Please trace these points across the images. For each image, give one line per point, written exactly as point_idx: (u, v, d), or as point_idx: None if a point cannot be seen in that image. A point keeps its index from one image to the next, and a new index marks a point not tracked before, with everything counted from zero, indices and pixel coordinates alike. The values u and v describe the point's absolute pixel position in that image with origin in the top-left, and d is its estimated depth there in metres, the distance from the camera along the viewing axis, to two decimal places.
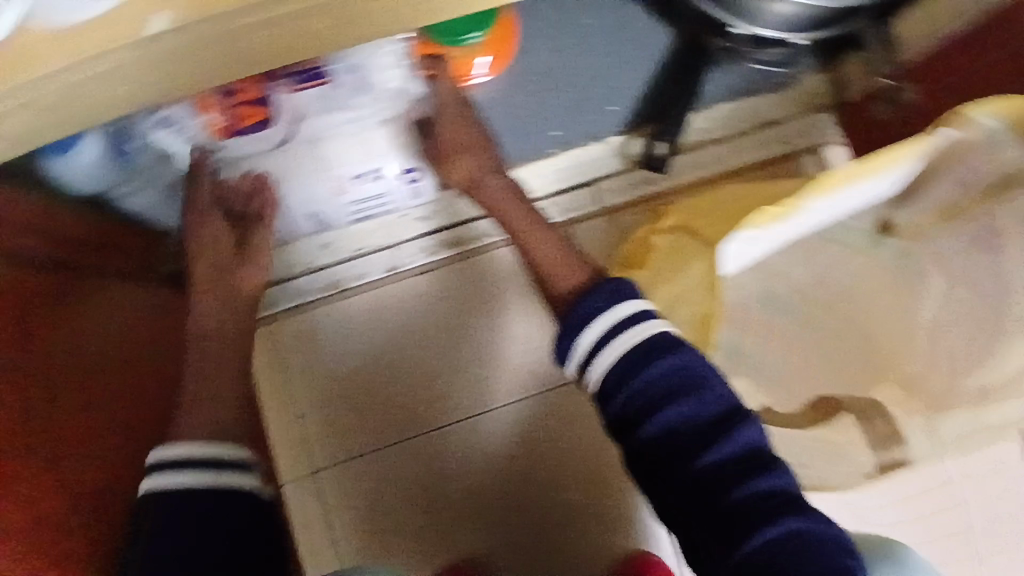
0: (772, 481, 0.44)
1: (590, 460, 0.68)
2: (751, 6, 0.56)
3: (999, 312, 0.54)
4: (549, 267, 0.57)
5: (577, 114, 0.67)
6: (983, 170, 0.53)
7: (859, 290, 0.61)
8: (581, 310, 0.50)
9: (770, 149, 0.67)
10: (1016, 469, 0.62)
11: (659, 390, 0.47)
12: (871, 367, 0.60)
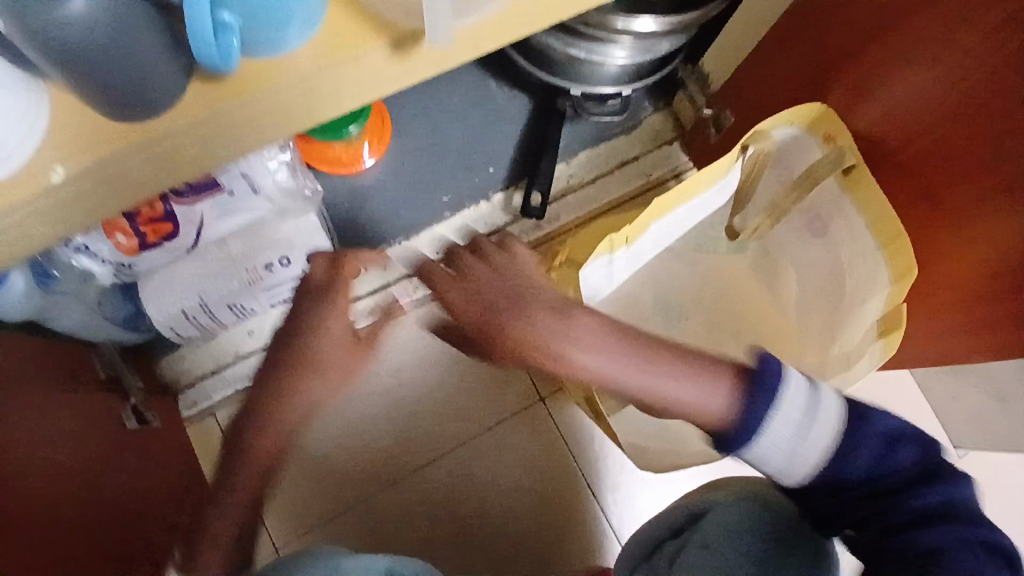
0: (943, 492, 0.43)
1: (536, 483, 0.76)
2: (586, 70, 0.66)
3: (837, 283, 0.65)
4: (702, 412, 0.44)
5: (463, 179, 0.75)
6: (795, 167, 0.63)
7: (721, 284, 0.74)
8: (752, 421, 0.43)
9: (635, 182, 0.78)
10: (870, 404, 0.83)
11: (862, 469, 0.44)
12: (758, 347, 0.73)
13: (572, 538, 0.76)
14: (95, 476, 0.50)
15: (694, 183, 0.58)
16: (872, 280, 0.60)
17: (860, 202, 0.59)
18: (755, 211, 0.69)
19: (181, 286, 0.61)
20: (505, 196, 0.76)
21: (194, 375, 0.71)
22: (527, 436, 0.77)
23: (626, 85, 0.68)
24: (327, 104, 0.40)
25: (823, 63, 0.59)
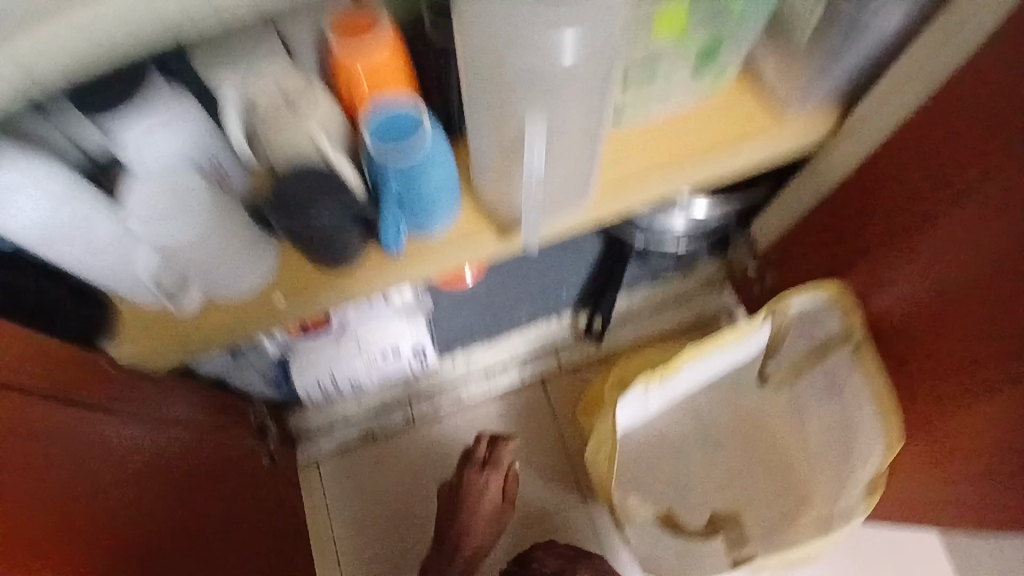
0: None
1: None
2: (648, 228, 0.81)
3: (849, 437, 0.75)
4: None
5: (540, 297, 0.92)
6: (815, 335, 0.76)
7: (756, 417, 0.85)
8: None
9: (686, 316, 0.96)
10: (881, 545, 0.88)
11: None
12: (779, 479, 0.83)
13: None
14: (232, 492, 0.67)
15: (722, 338, 0.73)
16: (870, 444, 0.72)
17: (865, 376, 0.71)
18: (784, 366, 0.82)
19: (320, 360, 0.79)
20: (573, 320, 0.93)
21: (311, 429, 0.90)
22: (568, 523, 0.89)
23: (686, 243, 0.84)
24: (447, 257, 0.58)
25: (844, 254, 0.73)
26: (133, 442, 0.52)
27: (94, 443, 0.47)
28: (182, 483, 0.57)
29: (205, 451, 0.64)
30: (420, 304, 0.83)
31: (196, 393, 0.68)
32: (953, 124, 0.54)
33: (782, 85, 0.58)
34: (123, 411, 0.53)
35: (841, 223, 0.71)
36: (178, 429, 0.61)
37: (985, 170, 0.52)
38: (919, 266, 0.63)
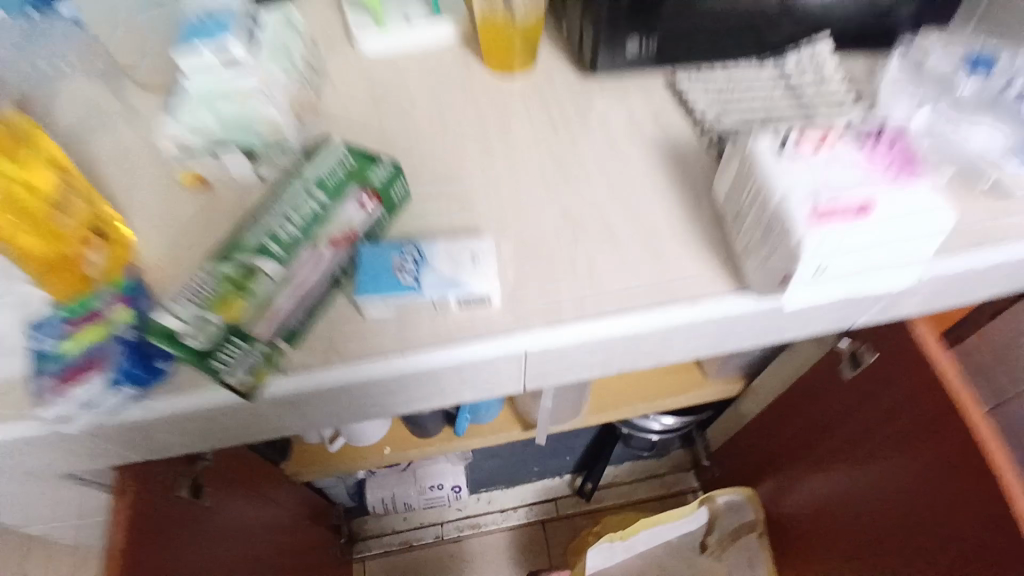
0: None
1: None
2: (629, 428, 1.13)
3: None
4: None
5: (549, 460, 1.22)
6: (741, 519, 1.08)
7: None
8: None
9: (657, 490, 1.27)
10: None
11: None
12: None
13: None
14: (310, 561, 1.00)
15: (668, 515, 1.08)
16: None
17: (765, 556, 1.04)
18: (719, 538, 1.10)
19: (389, 485, 1.14)
20: (570, 477, 1.28)
21: (369, 533, 1.23)
22: None
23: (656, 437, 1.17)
24: (493, 437, 0.94)
25: (761, 470, 1.04)
26: (274, 515, 0.87)
27: (259, 518, 0.81)
28: (285, 547, 0.90)
29: (303, 530, 0.98)
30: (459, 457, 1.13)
31: (309, 497, 1.03)
32: (816, 416, 0.84)
33: (710, 364, 0.94)
34: (279, 499, 0.88)
35: (757, 448, 1.03)
36: (294, 513, 0.95)
37: (833, 450, 0.82)
38: (801, 493, 0.93)
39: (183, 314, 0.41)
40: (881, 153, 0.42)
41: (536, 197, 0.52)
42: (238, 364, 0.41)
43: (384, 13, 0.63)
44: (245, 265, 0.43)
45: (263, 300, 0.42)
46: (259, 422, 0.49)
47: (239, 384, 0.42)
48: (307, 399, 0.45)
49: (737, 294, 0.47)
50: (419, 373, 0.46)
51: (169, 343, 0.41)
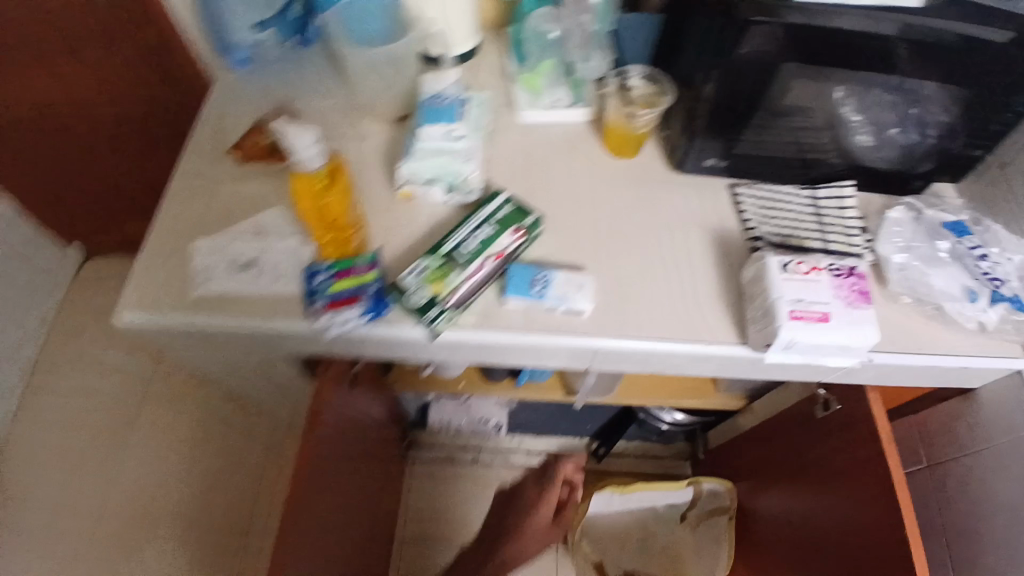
0: None
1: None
2: (647, 414, 1.41)
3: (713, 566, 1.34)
4: None
5: (574, 425, 1.52)
6: (716, 501, 1.37)
7: (674, 541, 1.40)
8: None
9: (656, 468, 1.56)
10: None
11: None
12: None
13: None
14: (383, 450, 1.32)
15: (658, 484, 1.37)
16: (716, 566, 1.34)
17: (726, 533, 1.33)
18: (696, 512, 1.40)
19: (448, 411, 1.45)
20: (587, 440, 1.57)
21: (422, 443, 1.56)
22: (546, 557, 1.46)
23: (666, 426, 1.45)
24: (542, 394, 1.23)
25: (741, 472, 1.31)
26: (375, 410, 1.18)
27: (369, 411, 1.12)
28: (374, 436, 1.23)
29: (386, 427, 1.30)
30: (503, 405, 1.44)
31: (395, 406, 1.35)
32: (792, 442, 1.12)
33: (721, 379, 1.20)
34: (380, 401, 1.20)
35: (742, 454, 1.31)
36: (385, 414, 1.27)
37: (800, 468, 1.10)
38: (768, 494, 1.21)
39: (410, 283, 0.73)
40: (845, 286, 0.71)
41: (625, 251, 0.80)
42: (439, 320, 0.71)
43: (540, 92, 0.89)
44: (443, 261, 0.74)
45: (453, 285, 0.73)
46: (429, 356, 0.78)
47: (431, 329, 0.72)
48: (471, 350, 0.76)
49: (740, 345, 0.75)
50: (540, 349, 0.75)
51: (399, 297, 0.73)
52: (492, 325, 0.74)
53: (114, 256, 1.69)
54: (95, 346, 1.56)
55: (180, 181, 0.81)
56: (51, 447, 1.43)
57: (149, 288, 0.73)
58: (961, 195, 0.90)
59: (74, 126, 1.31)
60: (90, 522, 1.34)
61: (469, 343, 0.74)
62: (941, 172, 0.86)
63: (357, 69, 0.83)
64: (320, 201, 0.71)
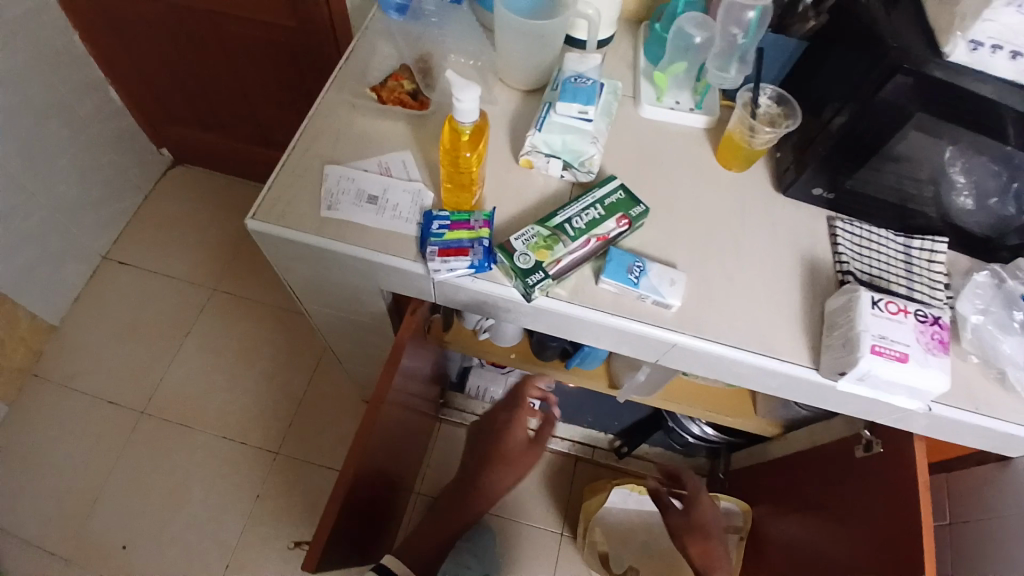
0: None
1: (540, 558, 1.50)
2: (677, 422, 1.44)
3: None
4: None
5: (600, 419, 1.55)
6: (731, 520, 1.40)
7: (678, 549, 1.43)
8: None
9: (673, 477, 1.60)
10: None
11: None
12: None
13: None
14: (425, 402, 1.38)
15: None
16: None
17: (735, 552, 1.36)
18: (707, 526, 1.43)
19: (486, 378, 1.50)
20: (612, 437, 1.60)
21: (454, 405, 1.62)
22: (551, 537, 1.52)
23: (693, 438, 1.48)
24: (585, 380, 1.27)
25: (762, 495, 1.35)
26: (427, 364, 1.24)
27: (422, 365, 1.19)
28: (420, 389, 1.29)
29: (431, 381, 1.37)
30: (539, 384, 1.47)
31: (444, 363, 1.41)
32: (823, 478, 1.15)
33: (761, 403, 1.23)
34: (434, 355, 1.26)
35: (767, 480, 1.34)
36: (434, 368, 1.33)
37: (825, 502, 1.14)
38: (786, 523, 1.25)
39: (517, 247, 0.77)
40: (927, 333, 0.74)
41: (717, 257, 0.84)
42: (535, 285, 0.75)
43: (664, 92, 0.95)
44: (551, 232, 0.78)
45: (556, 256, 0.77)
46: (516, 317, 0.83)
47: (529, 292, 0.76)
48: (558, 319, 0.80)
49: (811, 368, 0.78)
50: (622, 332, 0.80)
51: (504, 256, 0.77)
52: (585, 300, 0.79)
53: (208, 175, 1.88)
54: (165, 253, 1.75)
55: (318, 111, 0.89)
56: (119, 338, 1.62)
57: (280, 199, 0.80)
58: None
59: (192, 43, 1.41)
60: (138, 407, 1.54)
61: (560, 312, 0.79)
62: None
63: (504, 38, 0.88)
64: (458, 154, 0.74)
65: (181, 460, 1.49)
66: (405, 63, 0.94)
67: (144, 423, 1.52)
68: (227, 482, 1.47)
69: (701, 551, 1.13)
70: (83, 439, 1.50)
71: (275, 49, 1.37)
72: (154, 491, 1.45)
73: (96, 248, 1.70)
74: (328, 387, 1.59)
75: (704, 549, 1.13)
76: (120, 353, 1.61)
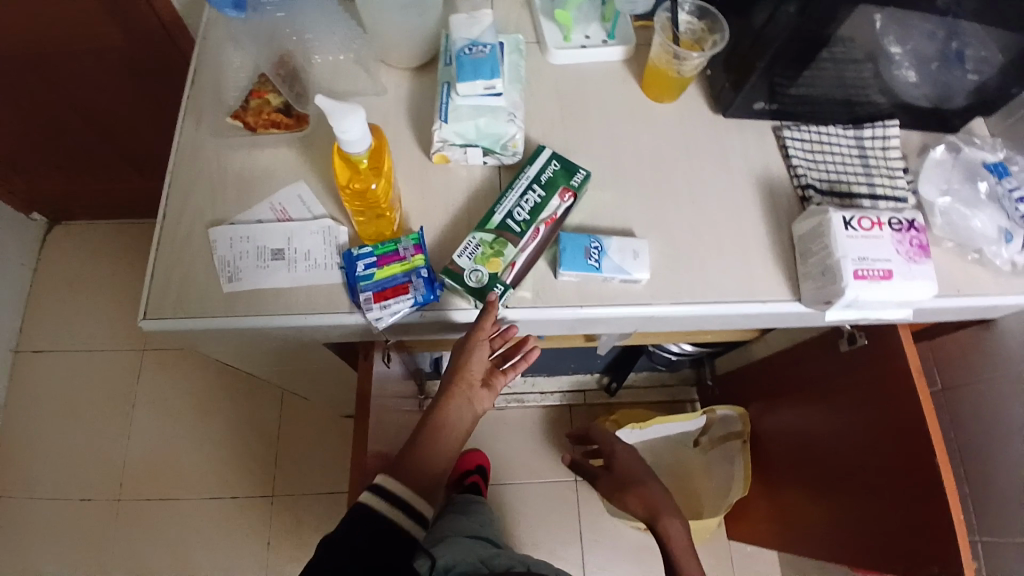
0: None
1: (560, 511, 1.50)
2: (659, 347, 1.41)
3: (728, 484, 1.40)
4: None
5: (582, 362, 1.51)
6: (731, 425, 1.40)
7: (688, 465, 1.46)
8: None
9: (666, 396, 1.60)
10: (733, 555, 1.51)
11: None
12: (687, 502, 1.43)
13: (565, 545, 1.48)
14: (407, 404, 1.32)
15: (675, 417, 1.40)
16: (736, 482, 1.38)
17: (742, 453, 1.37)
18: (711, 436, 1.43)
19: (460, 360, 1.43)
20: (598, 375, 1.59)
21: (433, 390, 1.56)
22: (566, 488, 1.52)
23: (676, 356, 1.47)
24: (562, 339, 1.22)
25: (753, 394, 1.37)
26: (395, 376, 1.16)
27: (389, 381, 1.11)
28: (398, 402, 1.21)
29: (405, 384, 1.30)
30: None
31: (413, 361, 1.34)
32: (814, 374, 1.16)
33: None
34: (399, 363, 1.18)
35: (757, 380, 1.35)
36: (404, 374, 1.26)
37: (822, 398, 1.14)
38: (784, 421, 1.27)
39: (464, 265, 0.68)
40: (904, 240, 0.69)
41: (671, 208, 0.77)
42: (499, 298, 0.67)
43: (570, 29, 0.84)
44: (497, 235, 0.69)
45: (509, 260, 0.69)
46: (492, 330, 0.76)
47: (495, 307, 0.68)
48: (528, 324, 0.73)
49: (794, 301, 0.74)
50: (599, 319, 0.73)
51: (453, 279, 0.68)
52: (551, 299, 0.71)
53: (96, 225, 1.68)
54: (81, 325, 1.59)
55: (184, 164, 0.75)
56: (64, 431, 1.50)
57: (175, 286, 0.69)
58: (988, 131, 0.89)
59: (24, 95, 1.20)
60: (111, 495, 1.45)
61: (528, 320, 0.72)
62: (978, 110, 0.82)
63: (373, 16, 0.75)
64: (362, 188, 0.63)
65: (178, 533, 1.42)
66: (264, 73, 0.80)
67: (124, 509, 1.44)
68: (233, 540, 1.42)
69: (639, 500, 1.06)
70: (64, 542, 1.41)
71: (116, 74, 1.18)
72: (159, 568, 1.40)
73: (3, 343, 1.53)
74: (303, 414, 1.52)
75: (639, 495, 1.06)
76: (71, 446, 1.49)
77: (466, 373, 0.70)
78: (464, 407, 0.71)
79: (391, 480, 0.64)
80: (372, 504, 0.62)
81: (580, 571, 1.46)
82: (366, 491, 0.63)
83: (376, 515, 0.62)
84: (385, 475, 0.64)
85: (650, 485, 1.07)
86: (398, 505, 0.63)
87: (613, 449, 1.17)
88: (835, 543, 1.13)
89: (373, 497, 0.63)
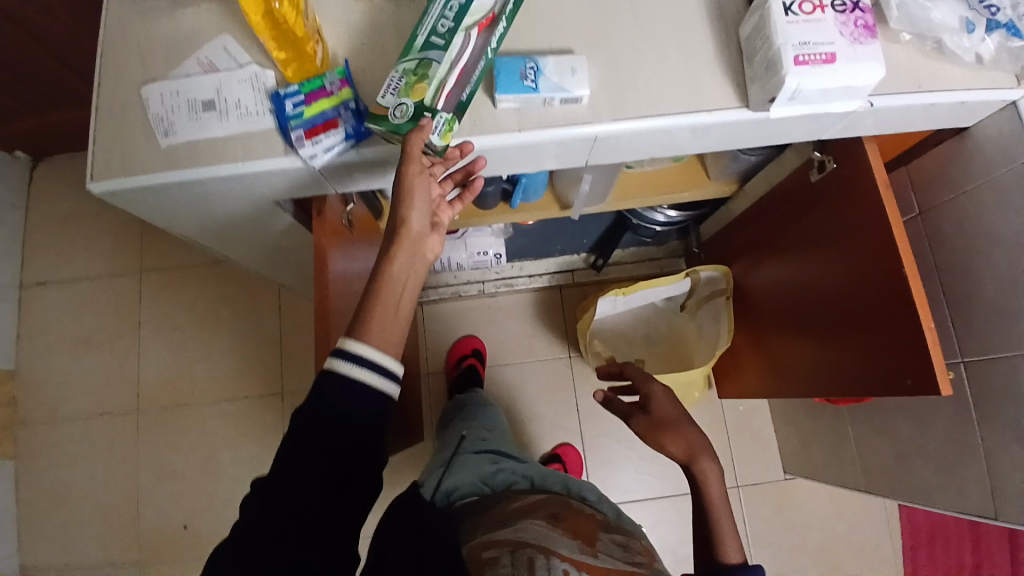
0: None
1: (558, 387, 1.55)
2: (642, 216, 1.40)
3: (714, 342, 1.41)
4: None
5: (568, 242, 1.50)
6: (715, 283, 1.39)
7: (677, 330, 1.48)
8: None
9: (656, 269, 1.60)
10: (726, 412, 1.57)
11: None
12: (678, 364, 1.46)
13: (565, 416, 1.53)
14: None
15: (660, 281, 1.39)
16: (718, 336, 1.40)
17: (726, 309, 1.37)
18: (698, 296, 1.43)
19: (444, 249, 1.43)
20: (585, 255, 1.59)
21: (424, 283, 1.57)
22: (562, 365, 1.57)
23: (661, 227, 1.45)
24: (537, 209, 1.21)
25: (738, 252, 1.36)
26: None
27: None
28: None
29: None
30: (497, 235, 1.40)
31: None
32: (789, 216, 1.15)
33: (713, 165, 1.19)
34: None
35: (740, 237, 1.34)
36: None
37: (799, 238, 1.13)
38: (767, 270, 1.26)
39: (388, 103, 0.66)
40: (849, 22, 0.66)
41: (609, 26, 0.74)
42: (436, 123, 0.65)
43: None
44: (419, 60, 0.66)
45: (437, 84, 0.66)
46: None
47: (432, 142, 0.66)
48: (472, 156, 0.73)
49: (743, 108, 0.72)
50: (539, 145, 0.72)
51: (380, 127, 0.66)
52: (487, 128, 0.71)
53: (75, 156, 1.68)
54: (76, 254, 1.62)
55: (108, 29, 0.74)
56: (79, 356, 1.56)
57: (114, 147, 0.69)
58: None
59: None
60: (133, 411, 1.52)
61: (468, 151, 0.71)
62: None
63: None
64: (267, 8, 0.61)
65: (198, 438, 1.51)
66: None
67: (145, 420, 1.52)
68: (252, 440, 1.50)
69: (678, 442, 0.90)
70: (96, 453, 1.51)
71: None
72: (185, 468, 1.49)
73: (5, 280, 1.57)
74: (301, 319, 1.56)
75: (678, 436, 0.90)
76: (88, 371, 1.55)
77: (409, 219, 0.65)
78: (414, 254, 0.66)
79: (366, 347, 0.62)
80: (349, 372, 0.61)
81: (581, 441, 1.52)
82: (337, 361, 0.61)
83: (359, 386, 0.61)
84: (351, 338, 0.62)
85: (688, 427, 0.91)
86: (371, 371, 0.61)
87: (650, 389, 0.98)
88: (819, 378, 1.16)
89: (342, 362, 0.61)
